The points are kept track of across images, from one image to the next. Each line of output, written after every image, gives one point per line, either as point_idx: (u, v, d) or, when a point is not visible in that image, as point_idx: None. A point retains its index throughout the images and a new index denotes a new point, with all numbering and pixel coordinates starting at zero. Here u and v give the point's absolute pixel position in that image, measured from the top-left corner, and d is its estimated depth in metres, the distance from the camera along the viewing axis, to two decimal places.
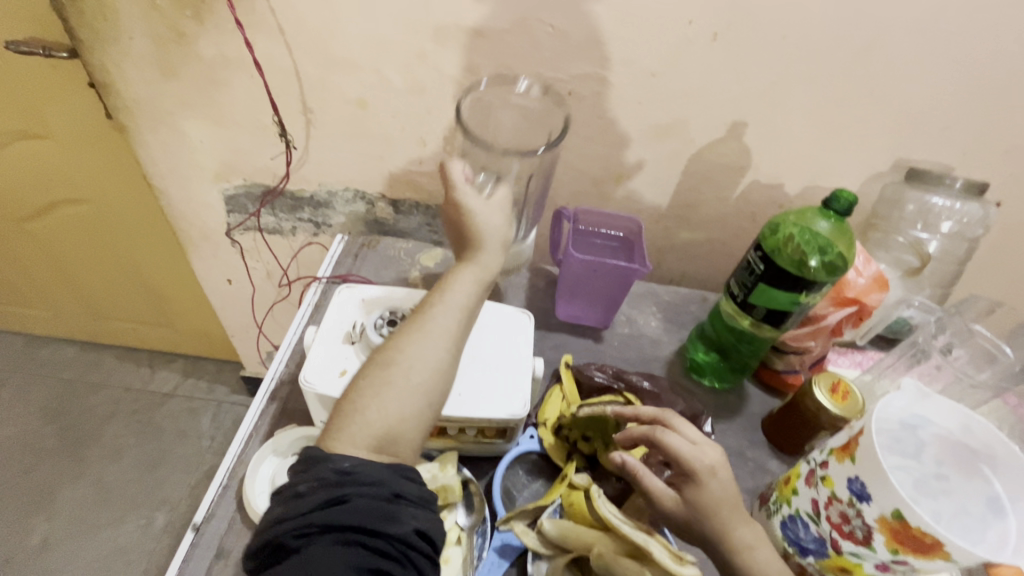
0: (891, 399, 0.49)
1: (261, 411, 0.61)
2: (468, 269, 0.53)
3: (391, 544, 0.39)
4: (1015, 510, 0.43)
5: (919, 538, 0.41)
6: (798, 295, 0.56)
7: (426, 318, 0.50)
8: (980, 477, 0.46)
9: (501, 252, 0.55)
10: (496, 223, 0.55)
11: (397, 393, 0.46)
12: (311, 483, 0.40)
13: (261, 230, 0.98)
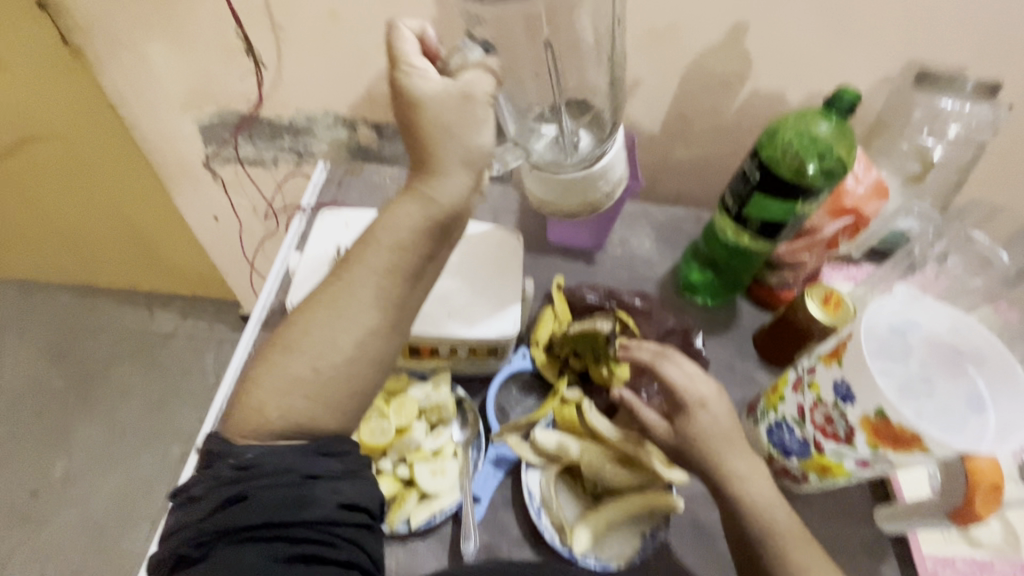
0: (883, 303, 0.49)
1: (254, 339, 0.61)
2: (408, 206, 0.44)
3: (308, 528, 0.37)
4: (995, 403, 0.45)
5: (899, 434, 0.43)
6: (794, 204, 0.54)
7: (345, 284, 0.43)
8: (963, 376, 0.47)
9: (455, 165, 0.44)
10: (451, 119, 0.44)
11: (303, 391, 0.42)
12: (209, 483, 0.39)
13: (241, 162, 0.94)
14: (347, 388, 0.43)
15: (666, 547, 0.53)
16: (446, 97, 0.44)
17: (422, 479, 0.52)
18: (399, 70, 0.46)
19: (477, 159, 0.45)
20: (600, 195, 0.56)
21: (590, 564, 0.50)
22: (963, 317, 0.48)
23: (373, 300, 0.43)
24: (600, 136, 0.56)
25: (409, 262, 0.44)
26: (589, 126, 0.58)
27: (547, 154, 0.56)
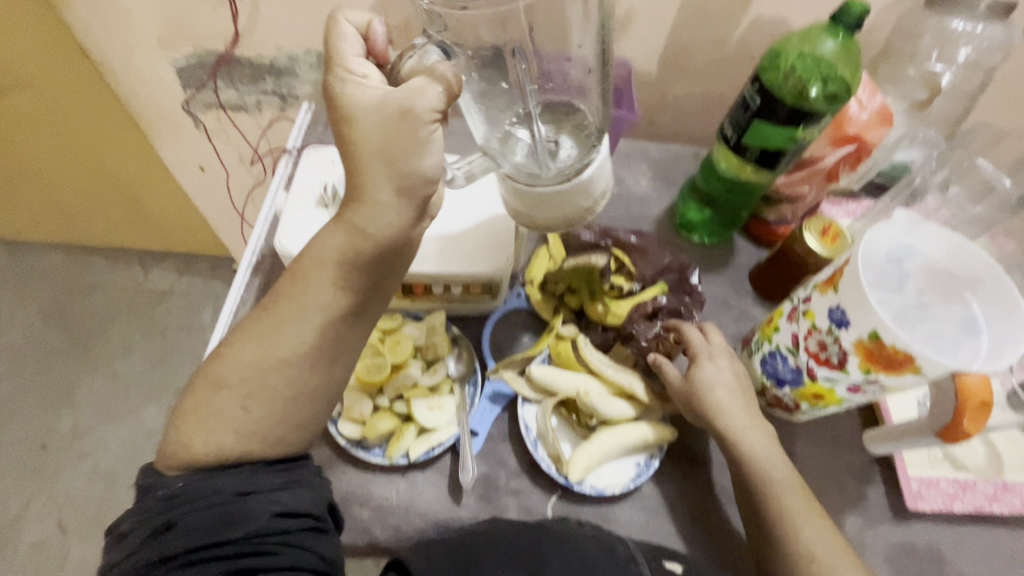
0: (882, 230, 0.48)
1: (246, 283, 0.61)
2: (339, 236, 0.41)
3: (246, 541, 0.37)
4: (990, 327, 0.44)
5: (892, 356, 0.43)
6: (795, 130, 0.52)
7: (279, 321, 0.42)
8: (960, 302, 0.46)
9: (387, 195, 0.40)
10: (384, 137, 0.39)
11: (232, 428, 0.41)
12: (135, 519, 0.39)
13: (222, 108, 0.90)
14: (282, 422, 0.42)
15: (660, 474, 0.55)
16: (382, 109, 0.39)
17: (421, 414, 0.52)
18: (338, 75, 0.42)
19: (417, 187, 0.40)
20: (578, 212, 0.47)
21: (586, 491, 0.52)
22: (963, 242, 0.47)
23: (303, 339, 0.42)
24: (586, 146, 0.47)
25: (339, 300, 0.42)
26: (572, 133, 0.49)
27: (527, 167, 0.47)
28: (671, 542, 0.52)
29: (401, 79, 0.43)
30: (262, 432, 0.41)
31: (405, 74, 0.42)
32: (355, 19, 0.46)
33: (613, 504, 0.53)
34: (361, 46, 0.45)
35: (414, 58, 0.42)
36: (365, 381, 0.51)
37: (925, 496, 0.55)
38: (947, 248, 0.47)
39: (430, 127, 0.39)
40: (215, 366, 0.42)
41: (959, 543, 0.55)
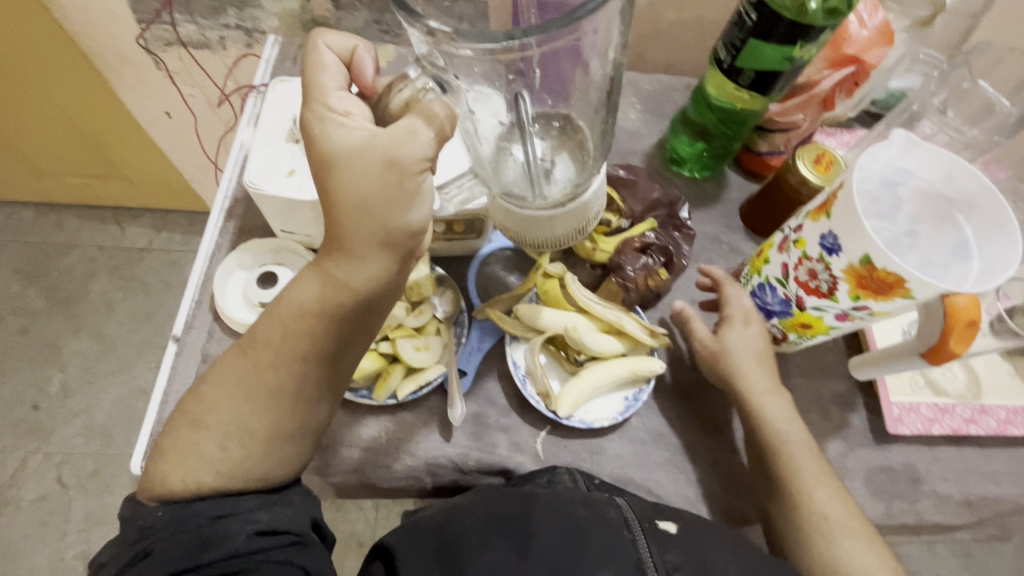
0: (874, 155, 0.46)
1: (220, 229, 0.58)
2: (315, 283, 0.39)
3: (224, 562, 0.37)
4: (979, 253, 0.43)
5: (883, 280, 0.42)
6: (792, 49, 0.49)
7: (258, 369, 0.40)
8: (951, 226, 0.45)
9: (365, 246, 0.37)
10: (369, 188, 0.36)
11: (210, 468, 0.40)
12: (113, 551, 0.39)
13: (183, 45, 0.84)
14: (264, 461, 0.41)
15: (647, 406, 0.55)
16: (366, 157, 0.36)
17: (406, 354, 0.51)
18: (318, 113, 0.38)
19: (399, 239, 0.37)
20: (567, 232, 0.50)
21: (575, 425, 0.52)
22: (960, 163, 0.44)
23: (285, 379, 0.40)
24: (579, 173, 0.47)
25: (320, 349, 0.40)
26: (568, 153, 0.48)
27: (523, 189, 0.46)
28: (658, 471, 0.53)
29: (392, 116, 0.40)
30: (251, 440, 0.40)
31: (394, 112, 0.40)
32: (343, 45, 0.42)
33: (602, 436, 0.54)
34: (342, 77, 0.41)
35: (405, 92, 0.39)
36: None
37: (905, 420, 0.57)
38: (942, 168, 0.45)
39: (420, 175, 0.37)
40: (196, 404, 0.41)
41: (936, 463, 0.57)
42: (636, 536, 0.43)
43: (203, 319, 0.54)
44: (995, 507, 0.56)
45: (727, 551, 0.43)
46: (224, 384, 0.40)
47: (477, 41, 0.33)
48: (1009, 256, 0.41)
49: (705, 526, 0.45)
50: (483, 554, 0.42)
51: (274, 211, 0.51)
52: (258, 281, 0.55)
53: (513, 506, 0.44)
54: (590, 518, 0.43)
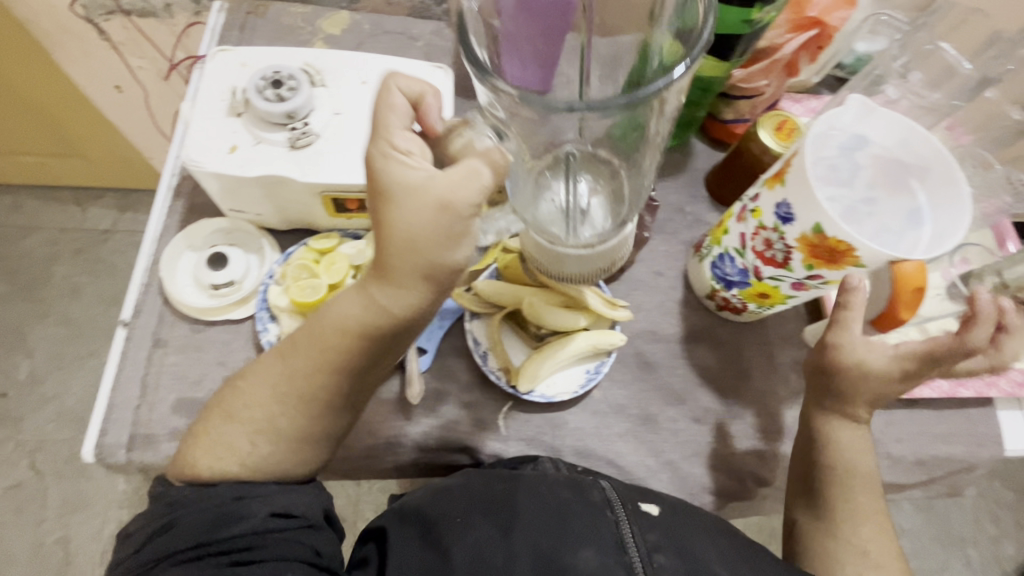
0: (831, 119, 0.46)
1: (167, 209, 0.56)
2: (356, 302, 0.39)
3: (244, 539, 0.38)
4: (932, 218, 0.44)
5: (833, 248, 0.42)
6: (750, 10, 0.49)
7: (293, 376, 0.41)
8: (906, 192, 0.45)
9: (413, 278, 0.36)
10: (423, 224, 0.35)
11: (236, 459, 0.41)
12: (143, 522, 0.41)
13: (126, 13, 0.79)
14: (287, 460, 0.42)
15: (610, 378, 0.56)
16: (425, 194, 0.35)
17: None
18: (382, 148, 0.38)
19: (442, 275, 0.37)
20: (595, 270, 0.51)
21: (536, 399, 0.53)
22: (915, 128, 0.44)
23: (321, 392, 0.41)
24: (614, 218, 0.49)
25: (357, 369, 0.41)
26: (607, 199, 0.50)
27: (560, 231, 0.48)
28: (620, 441, 0.53)
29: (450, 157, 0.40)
30: (277, 438, 0.42)
31: (453, 154, 0.40)
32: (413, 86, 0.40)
33: (564, 409, 0.54)
34: (409, 121, 0.39)
35: (465, 136, 0.39)
36: (300, 303, 0.48)
37: None
38: (898, 134, 0.45)
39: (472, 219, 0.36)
40: (231, 397, 0.43)
41: (890, 426, 0.58)
42: (619, 518, 0.45)
43: (153, 302, 0.52)
44: (944, 465, 0.59)
45: (710, 539, 0.45)
46: (259, 382, 0.42)
47: (536, 103, 0.38)
48: (961, 221, 0.42)
49: (691, 512, 0.47)
50: (470, 532, 0.44)
51: (218, 189, 0.48)
52: (208, 262, 0.53)
53: (500, 489, 0.46)
54: (574, 500, 0.46)
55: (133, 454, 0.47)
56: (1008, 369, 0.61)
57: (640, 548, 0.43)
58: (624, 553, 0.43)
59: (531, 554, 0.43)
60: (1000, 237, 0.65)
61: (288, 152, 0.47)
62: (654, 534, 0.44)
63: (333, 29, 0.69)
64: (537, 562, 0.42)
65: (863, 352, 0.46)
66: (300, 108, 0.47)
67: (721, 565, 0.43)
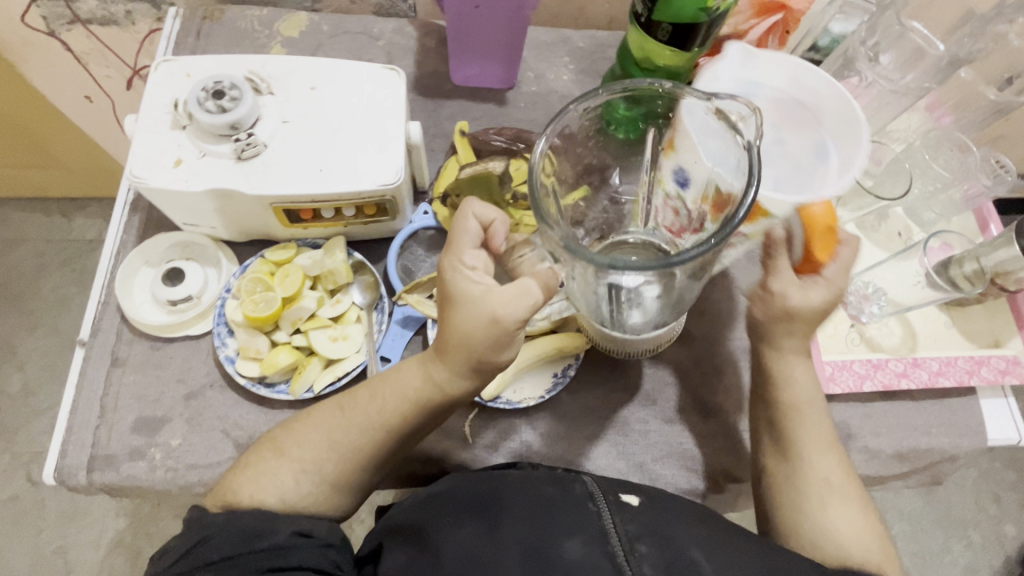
0: (724, 70, 0.51)
1: (124, 223, 0.55)
2: (416, 372, 0.42)
3: (269, 553, 0.38)
4: (836, 149, 0.48)
5: (719, 201, 0.40)
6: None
7: (347, 435, 0.42)
8: (812, 129, 0.50)
9: (462, 368, 0.40)
10: (480, 330, 0.38)
11: (276, 492, 0.41)
12: (176, 540, 0.40)
13: (86, 23, 0.78)
14: (328, 500, 0.42)
15: (579, 381, 0.55)
16: (487, 302, 0.38)
17: (322, 345, 0.49)
18: (453, 260, 0.40)
19: (489, 369, 0.41)
20: (640, 346, 0.51)
21: (500, 405, 0.52)
22: (801, 66, 0.50)
23: (372, 451, 0.43)
24: (662, 315, 0.44)
25: (406, 438, 0.43)
26: (661, 305, 0.42)
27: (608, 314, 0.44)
28: (589, 444, 0.53)
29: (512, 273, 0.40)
30: (322, 481, 0.42)
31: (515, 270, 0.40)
32: (486, 207, 0.43)
33: (531, 414, 0.53)
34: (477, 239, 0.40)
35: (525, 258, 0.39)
36: (253, 318, 0.48)
37: (838, 379, 0.56)
38: (788, 77, 0.51)
39: (519, 330, 0.39)
40: (284, 432, 0.43)
41: (868, 419, 0.57)
42: (601, 509, 0.42)
43: (111, 320, 0.51)
44: (924, 457, 0.57)
45: (689, 526, 0.41)
46: (315, 424, 0.43)
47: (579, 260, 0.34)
48: (861, 143, 0.47)
49: (675, 504, 0.44)
50: (457, 531, 0.42)
51: (166, 204, 0.47)
52: (165, 278, 0.52)
53: (484, 488, 0.45)
54: (558, 495, 0.43)
55: (94, 475, 0.46)
56: (989, 357, 0.59)
57: (622, 538, 0.40)
58: (609, 543, 0.40)
59: (519, 548, 0.40)
60: (983, 220, 0.64)
61: (235, 164, 0.46)
62: (634, 524, 0.41)
63: (291, 31, 0.67)
64: (523, 556, 0.39)
65: (802, 292, 0.45)
66: (244, 118, 0.45)
67: (699, 548, 0.39)
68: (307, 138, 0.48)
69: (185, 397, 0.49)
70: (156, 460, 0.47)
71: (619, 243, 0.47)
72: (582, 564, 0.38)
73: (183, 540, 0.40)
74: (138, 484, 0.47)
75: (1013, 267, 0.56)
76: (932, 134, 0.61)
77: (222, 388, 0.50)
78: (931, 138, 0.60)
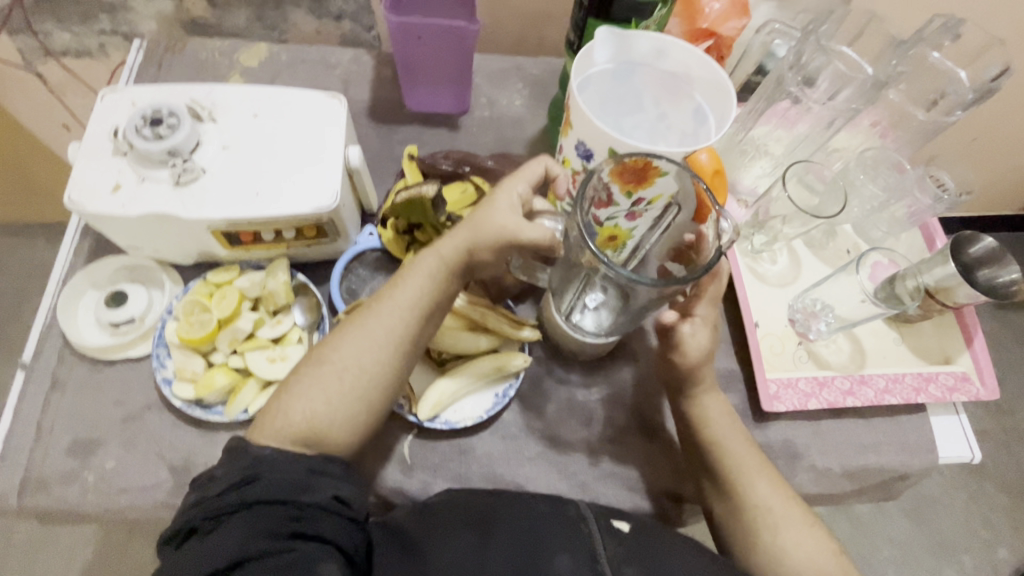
0: (591, 55, 0.48)
1: (75, 247, 0.56)
2: (430, 260, 0.46)
3: (307, 511, 0.37)
4: (712, 111, 0.49)
5: (641, 174, 0.43)
6: (628, 26, 0.52)
7: (372, 316, 0.44)
8: (686, 97, 0.50)
9: (468, 247, 0.45)
10: (490, 232, 0.44)
11: (323, 399, 0.42)
12: (226, 468, 0.39)
13: (59, 56, 0.80)
14: (365, 397, 0.43)
15: (520, 400, 0.55)
16: (499, 217, 0.44)
17: (259, 366, 0.49)
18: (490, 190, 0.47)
19: (513, 247, 0.44)
20: (589, 351, 0.55)
21: (438, 425, 0.52)
22: (664, 38, 0.48)
23: (405, 336, 0.45)
24: (623, 319, 0.49)
25: (433, 320, 0.46)
26: (613, 313, 0.49)
27: (565, 305, 0.52)
28: (531, 464, 0.52)
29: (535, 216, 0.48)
30: (363, 374, 0.43)
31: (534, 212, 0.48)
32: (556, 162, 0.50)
33: (471, 434, 0.53)
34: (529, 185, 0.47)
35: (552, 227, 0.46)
36: (187, 338, 0.48)
37: (782, 398, 0.56)
38: (654, 49, 0.49)
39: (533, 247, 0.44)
40: (320, 347, 0.44)
41: (814, 437, 0.57)
42: (593, 532, 0.40)
43: (54, 342, 0.52)
44: (874, 476, 0.57)
45: (678, 556, 0.40)
46: (350, 326, 0.45)
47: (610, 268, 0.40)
48: (730, 104, 0.46)
49: (665, 533, 0.42)
50: (448, 547, 0.39)
51: (105, 227, 0.48)
52: (109, 300, 0.53)
53: (481, 503, 0.43)
54: (551, 514, 0.42)
55: (24, 499, 0.46)
56: (938, 374, 0.59)
57: (611, 558, 0.39)
58: (598, 566, 0.38)
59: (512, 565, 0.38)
60: (929, 236, 0.63)
61: (172, 188, 0.47)
62: (624, 550, 0.39)
63: (251, 62, 0.70)
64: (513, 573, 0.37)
65: (693, 337, 0.48)
66: (181, 144, 0.47)
67: None
68: (246, 162, 0.49)
69: (123, 419, 0.49)
70: (89, 484, 0.47)
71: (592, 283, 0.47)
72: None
73: (231, 471, 0.38)
74: (69, 508, 0.47)
75: (951, 284, 0.56)
76: (868, 154, 0.62)
77: (161, 409, 0.50)
78: (868, 157, 0.61)
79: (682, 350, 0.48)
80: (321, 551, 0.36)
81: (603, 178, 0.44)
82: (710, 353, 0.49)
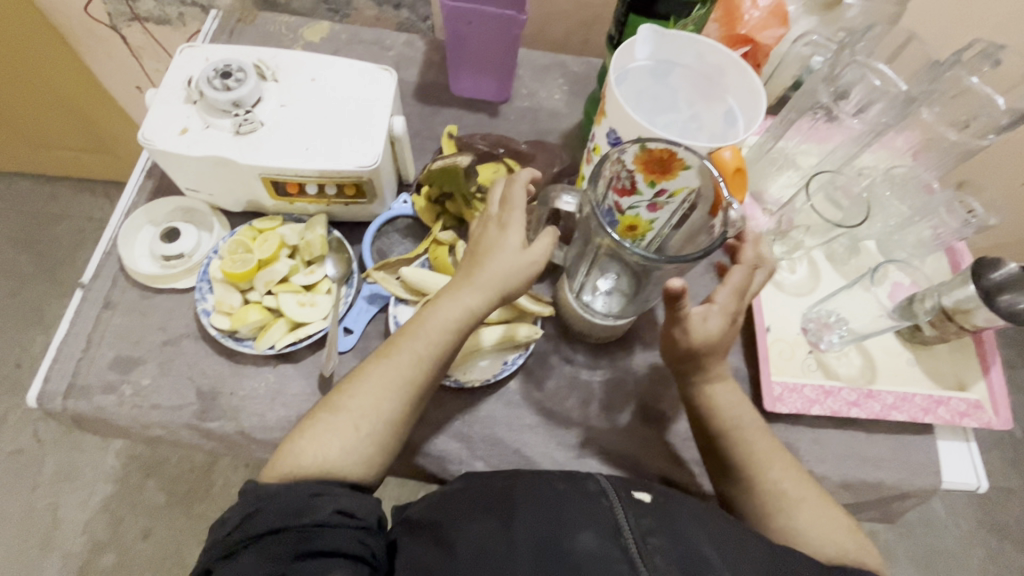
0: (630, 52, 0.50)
1: (138, 187, 0.62)
2: (450, 309, 0.47)
3: (310, 529, 0.39)
4: (743, 115, 0.50)
5: (663, 163, 0.46)
6: (667, 24, 0.55)
7: (392, 365, 0.46)
8: (719, 100, 0.51)
9: (500, 296, 0.47)
10: (516, 274, 0.47)
11: (338, 442, 0.44)
12: (234, 508, 0.42)
13: (143, 21, 0.87)
14: (379, 445, 0.45)
15: (528, 372, 0.57)
16: (518, 259, 0.47)
17: (289, 308, 0.53)
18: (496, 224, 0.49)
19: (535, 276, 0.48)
20: (596, 333, 0.57)
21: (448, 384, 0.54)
22: (703, 42, 0.50)
23: (418, 385, 0.47)
24: (631, 303, 0.51)
25: (448, 362, 0.48)
26: (623, 299, 0.51)
27: (577, 285, 0.54)
28: (530, 433, 0.54)
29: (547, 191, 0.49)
30: (380, 423, 0.45)
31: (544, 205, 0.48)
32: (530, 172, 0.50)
33: (475, 398, 0.55)
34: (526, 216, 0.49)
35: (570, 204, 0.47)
36: (230, 274, 0.53)
37: (785, 400, 0.57)
38: (692, 52, 0.51)
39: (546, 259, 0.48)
40: (336, 392, 0.46)
41: (813, 444, 0.57)
42: (614, 503, 0.40)
43: (110, 268, 0.57)
44: (871, 491, 0.57)
45: (706, 527, 0.39)
46: (366, 374, 0.46)
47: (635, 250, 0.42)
48: (759, 107, 0.48)
49: (690, 506, 0.42)
50: (470, 529, 0.39)
51: (169, 167, 0.53)
52: (163, 236, 0.58)
53: (497, 485, 0.43)
54: (570, 489, 0.41)
55: (68, 402, 0.51)
56: (949, 398, 0.59)
57: (635, 528, 0.38)
58: (622, 538, 0.38)
59: (530, 545, 0.37)
60: (955, 260, 0.64)
61: (232, 136, 0.52)
62: (646, 519, 0.39)
63: (313, 37, 0.75)
64: (537, 551, 0.37)
65: (703, 323, 0.48)
66: (245, 97, 0.51)
67: (715, 548, 0.38)
68: (300, 120, 0.53)
69: (162, 343, 0.54)
70: (125, 396, 0.51)
71: (599, 267, 0.51)
72: (594, 555, 0.36)
73: (238, 510, 0.41)
74: (105, 415, 0.51)
75: (970, 306, 0.56)
76: (895, 173, 0.63)
77: (196, 338, 0.54)
78: (896, 175, 0.62)
79: (687, 331, 0.48)
80: (329, 563, 0.38)
81: (628, 165, 0.46)
82: (716, 343, 0.48)
